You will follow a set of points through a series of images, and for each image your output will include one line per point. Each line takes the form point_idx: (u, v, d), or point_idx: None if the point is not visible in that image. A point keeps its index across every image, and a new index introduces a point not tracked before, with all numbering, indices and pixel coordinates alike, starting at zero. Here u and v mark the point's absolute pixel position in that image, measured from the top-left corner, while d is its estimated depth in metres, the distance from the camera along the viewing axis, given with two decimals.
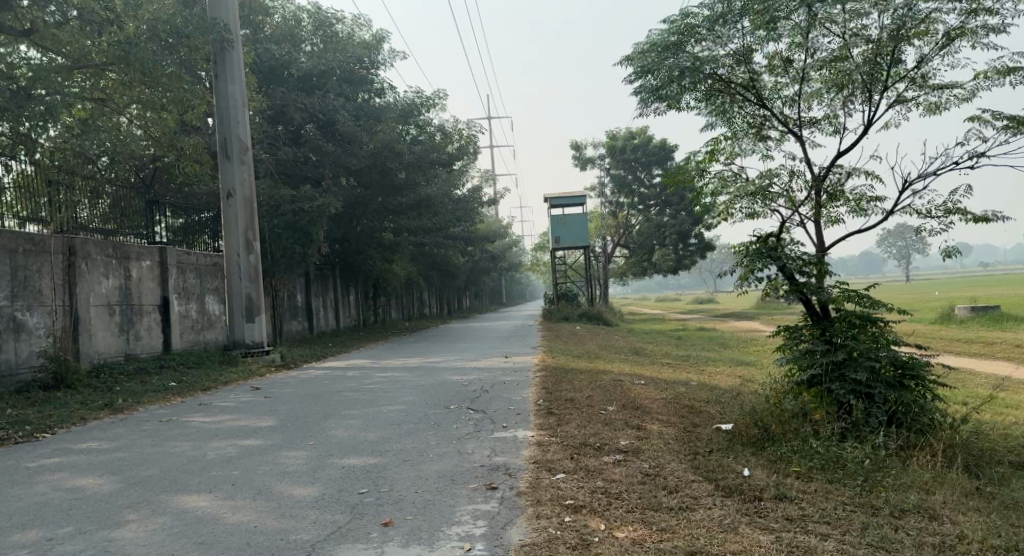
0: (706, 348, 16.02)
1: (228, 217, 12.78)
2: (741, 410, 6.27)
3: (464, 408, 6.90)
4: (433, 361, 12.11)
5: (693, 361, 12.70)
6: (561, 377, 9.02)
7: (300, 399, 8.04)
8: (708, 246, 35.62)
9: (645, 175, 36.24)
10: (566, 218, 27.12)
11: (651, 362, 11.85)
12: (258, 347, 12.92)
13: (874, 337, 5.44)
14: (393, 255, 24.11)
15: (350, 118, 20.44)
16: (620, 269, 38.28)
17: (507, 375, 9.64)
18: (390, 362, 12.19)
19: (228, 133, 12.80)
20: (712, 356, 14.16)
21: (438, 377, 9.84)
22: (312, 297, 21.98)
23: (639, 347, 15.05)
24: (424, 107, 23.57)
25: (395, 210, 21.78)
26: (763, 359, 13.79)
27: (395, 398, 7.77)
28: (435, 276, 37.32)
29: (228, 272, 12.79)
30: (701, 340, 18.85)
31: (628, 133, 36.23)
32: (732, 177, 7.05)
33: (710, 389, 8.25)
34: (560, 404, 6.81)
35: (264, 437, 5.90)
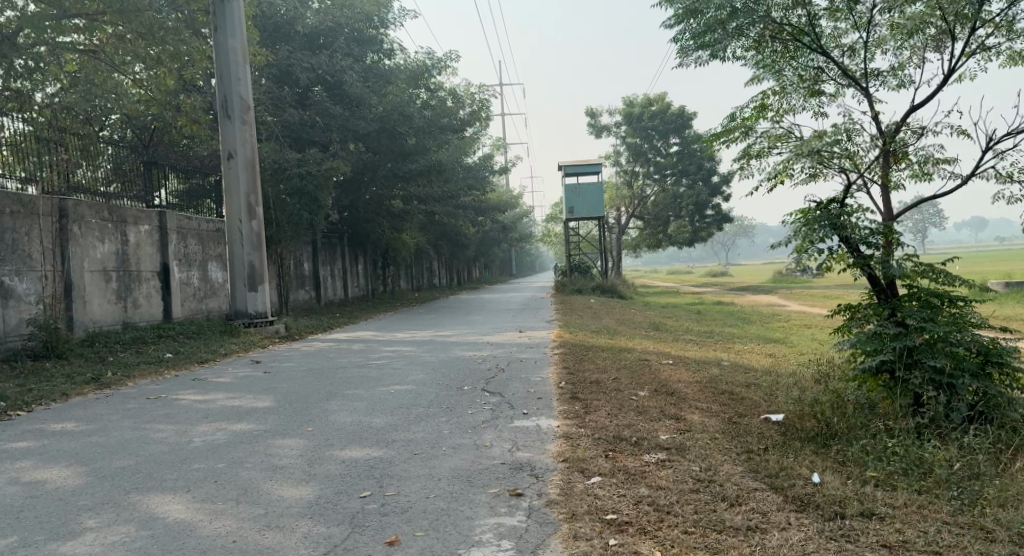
0: (729, 324, 15.33)
1: (229, 180, 12.10)
2: (790, 398, 5.60)
3: (479, 390, 6.26)
4: (443, 335, 11.48)
5: (718, 338, 12.03)
6: (581, 355, 8.38)
7: (301, 376, 7.44)
8: (725, 218, 34.73)
9: (662, 144, 35.20)
10: (581, 187, 26.32)
11: (675, 339, 11.18)
12: (261, 317, 12.34)
13: (953, 318, 4.72)
14: (403, 224, 23.45)
15: (358, 80, 19.64)
16: (634, 241, 37.46)
17: (523, 351, 9.01)
18: (398, 336, 11.58)
19: (229, 90, 12.06)
20: (735, 332, 13.48)
21: (450, 353, 9.22)
22: (320, 266, 21.37)
23: (659, 323, 14.38)
24: (435, 69, 22.75)
25: (405, 177, 21.06)
26: (790, 335, 13.11)
27: (403, 377, 7.13)
28: (445, 246, 36.63)
29: (229, 238, 12.17)
30: (722, 315, 18.15)
31: (645, 100, 35.10)
32: (783, 137, 6.34)
33: (745, 371, 7.58)
34: (585, 388, 6.16)
35: (258, 421, 5.28)
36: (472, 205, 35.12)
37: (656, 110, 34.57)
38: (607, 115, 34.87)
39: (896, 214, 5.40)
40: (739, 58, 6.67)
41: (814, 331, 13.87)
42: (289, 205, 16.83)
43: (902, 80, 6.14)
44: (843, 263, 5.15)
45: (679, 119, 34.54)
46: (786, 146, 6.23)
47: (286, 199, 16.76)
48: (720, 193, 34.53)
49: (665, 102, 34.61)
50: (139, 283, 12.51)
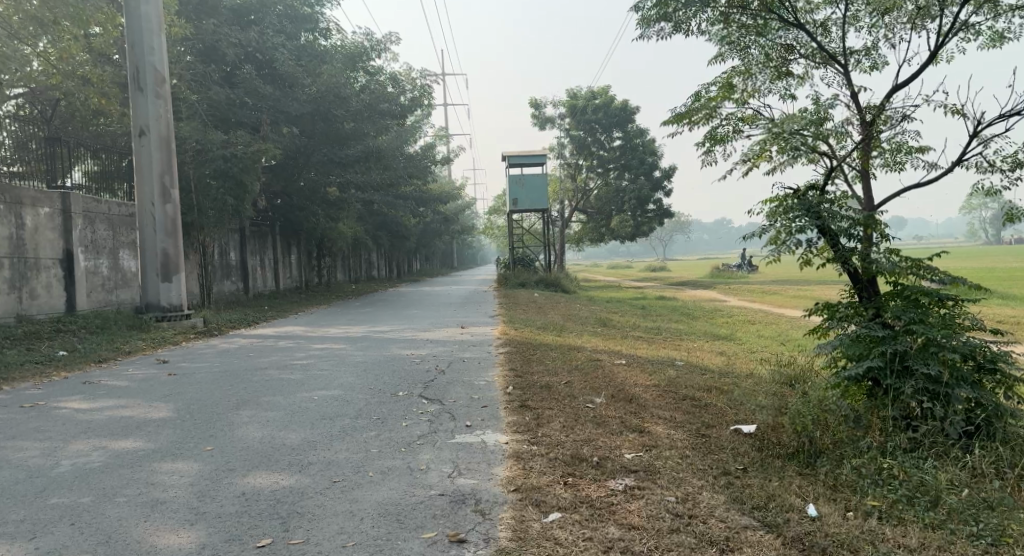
0: (675, 320, 14.99)
1: (141, 159, 11.03)
2: (760, 406, 5.07)
3: (415, 396, 5.54)
4: (379, 331, 10.67)
5: (667, 335, 11.60)
6: (528, 355, 7.73)
7: (213, 379, 6.56)
8: (668, 213, 34.71)
9: (605, 138, 34.88)
10: (525, 178, 25.70)
11: (624, 337, 10.68)
12: (176, 311, 11.27)
13: (945, 320, 4.20)
14: (338, 213, 22.39)
15: (291, 58, 18.50)
16: (577, 235, 37.13)
17: (466, 350, 8.32)
18: (328, 331, 10.72)
19: (141, 61, 10.92)
20: (683, 328, 13.09)
21: (384, 351, 8.43)
22: (248, 255, 20.17)
23: (607, 319, 13.88)
24: (374, 51, 21.78)
25: (341, 163, 20.01)
26: (740, 332, 12.79)
27: (330, 380, 6.34)
28: (384, 237, 35.55)
29: (140, 223, 11.08)
30: (666, 311, 17.83)
31: (589, 92, 34.70)
32: (751, 120, 5.78)
33: (703, 372, 7.05)
34: (535, 394, 5.50)
35: (149, 436, 4.44)
36: (412, 195, 34.13)
37: (600, 103, 34.23)
38: (551, 106, 34.33)
39: (877, 204, 4.86)
40: (703, 33, 6.13)
41: (760, 328, 13.62)
42: (213, 189, 15.65)
43: (876, 60, 5.65)
44: (822, 258, 4.57)
45: (623, 113, 34.27)
46: (754, 129, 5.67)
47: (210, 182, 15.58)
48: (662, 188, 34.50)
49: (608, 95, 34.29)
50: (37, 272, 11.27)
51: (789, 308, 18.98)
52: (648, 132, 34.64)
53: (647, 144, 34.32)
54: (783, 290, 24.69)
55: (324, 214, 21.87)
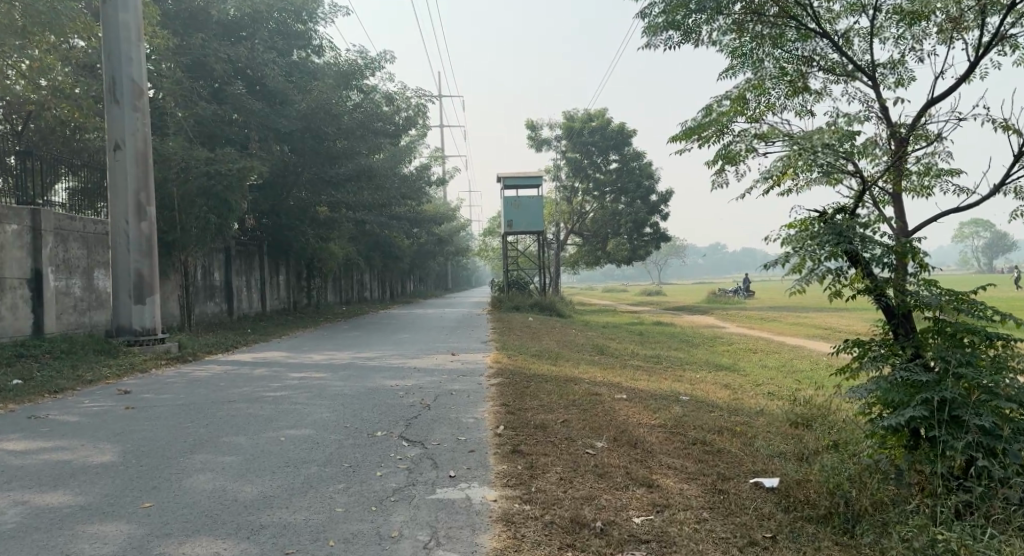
0: (675, 347, 14.42)
1: (116, 175, 10.50)
2: (779, 455, 4.51)
3: (394, 437, 4.98)
4: (364, 358, 10.09)
5: (668, 365, 11.05)
6: (520, 388, 7.17)
7: (174, 414, 5.98)
8: (664, 237, 34.28)
9: (601, 160, 34.52)
10: (520, 200, 25.27)
11: (622, 366, 10.12)
12: (149, 335, 10.70)
13: (997, 364, 3.68)
14: (328, 233, 21.86)
15: (281, 75, 18.07)
16: (572, 257, 36.66)
17: (454, 381, 7.76)
18: (310, 358, 10.15)
19: (117, 71, 10.46)
20: (684, 357, 12.53)
21: (366, 381, 7.86)
22: (233, 276, 19.60)
23: (605, 345, 13.32)
24: (367, 70, 21.39)
25: (331, 182, 19.54)
26: (742, 362, 12.23)
27: (302, 417, 5.76)
28: (377, 258, 35.01)
29: (114, 242, 10.54)
30: (664, 337, 17.29)
31: (585, 115, 34.38)
32: (765, 136, 5.25)
33: (709, 409, 6.49)
34: (527, 437, 4.92)
35: (82, 488, 3.89)
36: (406, 216, 33.66)
37: (597, 126, 33.91)
38: (547, 128, 34.03)
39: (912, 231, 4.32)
40: (712, 44, 5.67)
41: (763, 358, 13.06)
42: (196, 208, 15.13)
43: (902, 75, 5.17)
44: (854, 288, 4.02)
45: (620, 136, 33.95)
46: (771, 147, 5.14)
47: (194, 200, 15.07)
48: (659, 211, 34.11)
49: (605, 118, 33.99)
50: (4, 293, 10.71)
51: (791, 335, 18.43)
52: (644, 155, 34.32)
53: (643, 167, 33.96)
54: (782, 317, 24.16)
55: (313, 234, 21.34)
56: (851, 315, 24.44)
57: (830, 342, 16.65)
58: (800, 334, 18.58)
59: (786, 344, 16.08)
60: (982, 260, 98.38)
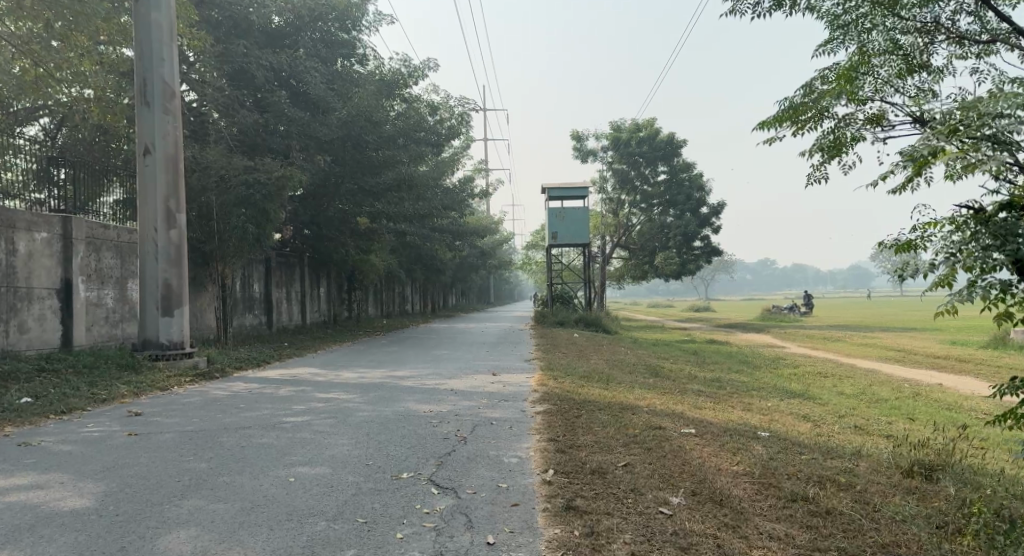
0: (734, 369, 13.31)
1: (144, 181, 9.97)
2: (910, 531, 3.59)
3: (423, 482, 4.15)
4: (398, 378, 9.29)
5: (731, 390, 10.01)
6: (572, 418, 6.28)
7: (178, 444, 5.22)
8: (715, 251, 33.00)
9: (649, 172, 33.43)
10: (565, 212, 24.42)
11: (681, 392, 9.14)
12: (176, 349, 10.10)
13: None
14: (369, 245, 21.31)
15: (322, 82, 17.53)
16: (617, 272, 35.63)
17: (497, 408, 6.89)
18: (342, 377, 9.41)
19: (148, 73, 9.96)
20: (746, 381, 11.43)
21: (398, 406, 7.02)
22: (273, 288, 19.18)
23: (658, 366, 12.31)
24: (410, 78, 20.86)
25: (371, 192, 18.95)
26: (812, 388, 11.09)
27: (319, 451, 4.94)
28: (419, 270, 34.51)
29: (140, 250, 9.99)
30: (720, 357, 16.14)
31: (633, 124, 33.36)
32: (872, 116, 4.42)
33: (796, 451, 5.53)
34: (586, 486, 4.05)
35: (36, 550, 3.13)
36: (449, 228, 33.05)
37: (645, 136, 32.86)
38: (593, 138, 33.16)
39: None
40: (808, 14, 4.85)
41: (834, 383, 11.88)
42: (233, 217, 14.64)
43: None
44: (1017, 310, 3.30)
45: (669, 146, 32.84)
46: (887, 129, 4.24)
47: (231, 209, 14.59)
48: (709, 224, 32.87)
49: (654, 128, 32.93)
50: (29, 304, 10.23)
51: (857, 356, 17.13)
52: (694, 167, 33.14)
53: (693, 179, 32.78)
54: (844, 337, 22.73)
55: (354, 245, 20.79)
56: (918, 335, 22.92)
57: (903, 365, 15.35)
58: (868, 356, 17.22)
59: (854, 366, 14.87)
60: None
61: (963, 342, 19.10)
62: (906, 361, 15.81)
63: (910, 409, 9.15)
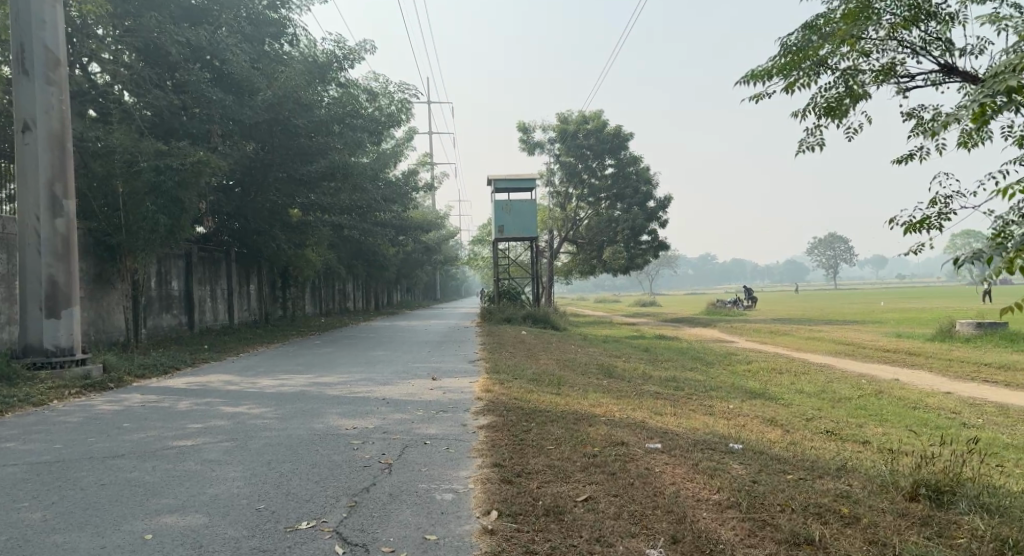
0: (689, 366, 12.68)
1: (24, 163, 8.64)
2: None
3: (325, 537, 3.20)
4: (322, 385, 8.26)
5: (689, 392, 9.31)
6: (520, 434, 5.38)
7: (17, 483, 4.11)
8: (662, 245, 32.64)
9: (596, 165, 32.81)
10: (512, 204, 23.53)
11: (639, 396, 8.38)
12: (67, 355, 8.82)
13: None
14: (302, 238, 20.04)
15: (246, 62, 16.23)
16: (565, 267, 34.96)
17: (431, 421, 5.95)
18: (258, 385, 8.32)
19: (28, 38, 8.63)
20: (704, 381, 10.76)
21: (313, 421, 6.02)
22: (195, 285, 18.08)
23: (610, 365, 11.57)
24: (346, 62, 19.91)
25: (303, 182, 17.72)
26: (773, 387, 10.50)
27: (197, 490, 3.90)
28: (360, 266, 33.19)
29: (22, 243, 8.67)
30: (673, 354, 15.49)
31: (580, 116, 32.67)
32: (867, 81, 4.41)
33: (778, 468, 4.77)
34: (541, 537, 3.20)
35: None
36: (391, 223, 31.81)
37: (592, 128, 32.21)
38: (540, 130, 32.35)
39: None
40: None
41: (792, 380, 11.32)
42: (144, 206, 13.31)
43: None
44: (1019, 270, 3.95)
45: (616, 139, 32.30)
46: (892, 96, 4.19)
47: (141, 198, 13.28)
48: (656, 218, 32.48)
49: (601, 120, 32.32)
50: None
51: (810, 351, 16.76)
52: (641, 160, 32.73)
53: (640, 172, 32.34)
54: (792, 330, 22.46)
55: (285, 239, 19.53)
56: (865, 327, 22.87)
57: (857, 359, 14.99)
58: (820, 350, 16.85)
59: (809, 361, 14.42)
60: None
61: (912, 335, 18.91)
62: (860, 355, 15.45)
63: (878, 408, 8.62)
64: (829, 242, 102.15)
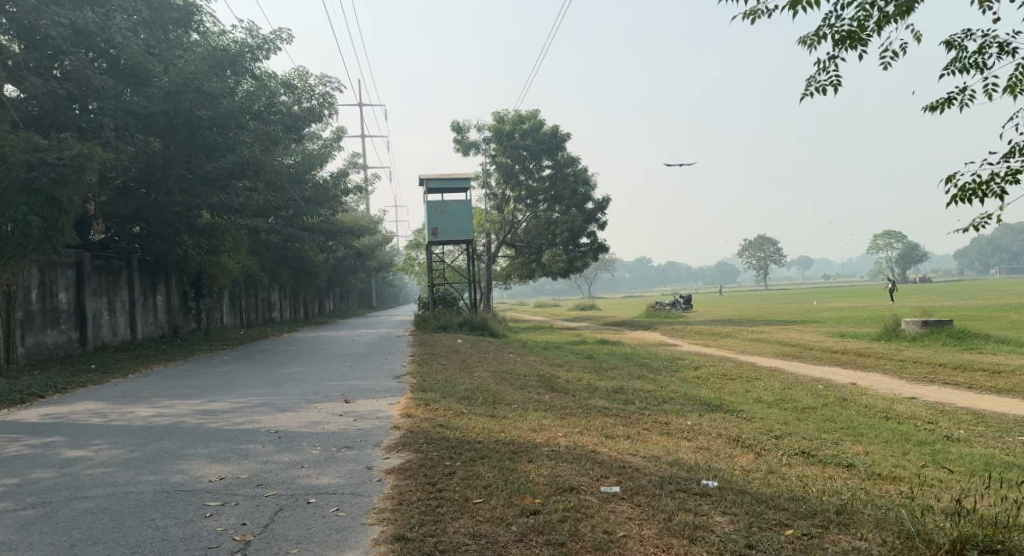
0: (637, 375, 11.68)
1: None
2: None
3: None
4: (205, 416, 6.91)
5: (642, 405, 8.28)
6: (438, 480, 4.18)
7: None
8: (601, 248, 31.92)
9: (534, 166, 31.79)
10: (446, 205, 22.23)
11: (585, 415, 7.29)
12: None
13: None
14: (213, 243, 18.37)
15: (141, 46, 14.65)
16: (504, 271, 33.91)
17: (324, 464, 4.71)
18: (127, 418, 6.92)
19: None
20: (655, 391, 9.78)
21: (168, 468, 4.70)
22: (88, 297, 16.34)
23: (551, 376, 10.46)
24: (259, 51, 18.51)
25: (209, 180, 16.11)
26: (728, 396, 9.59)
27: None
28: (285, 274, 31.37)
29: None
30: (618, 360, 14.51)
31: (516, 116, 31.60)
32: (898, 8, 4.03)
33: (777, 522, 3.67)
34: None
35: None
36: (318, 227, 30.08)
37: (528, 128, 31.16)
38: (475, 130, 31.14)
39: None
40: None
41: (747, 388, 10.45)
42: (15, 206, 11.80)
43: None
44: None
45: (553, 139, 31.37)
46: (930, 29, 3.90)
47: (12, 196, 11.80)
48: (595, 219, 31.73)
49: (537, 120, 31.34)
50: None
51: (758, 354, 16.06)
52: (579, 161, 31.94)
53: (578, 174, 31.53)
54: (735, 332, 21.86)
55: (192, 243, 17.80)
56: (806, 328, 22.47)
57: (808, 361, 14.32)
58: (767, 352, 16.15)
59: (761, 366, 13.65)
60: (893, 271, 101.92)
61: (859, 334, 18.42)
62: (810, 358, 14.80)
63: (847, 419, 7.76)
64: (760, 244, 104.18)
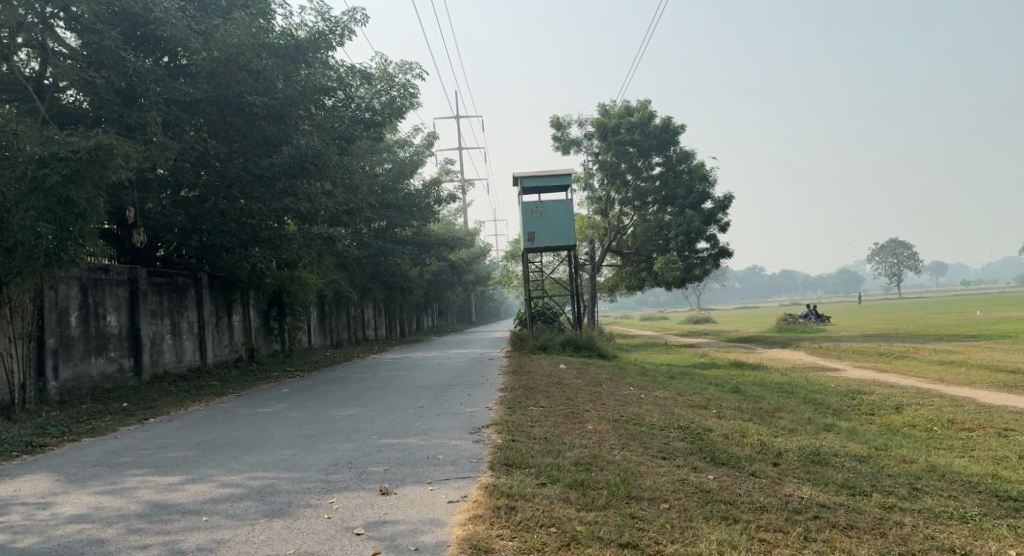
0: (819, 423, 8.14)
1: None
2: None
3: None
4: (147, 527, 4.08)
5: (885, 498, 4.83)
6: None
7: None
8: (723, 253, 28.01)
9: (644, 163, 28.30)
10: (545, 206, 19.23)
11: (807, 537, 3.94)
12: None
13: None
14: (282, 254, 16.15)
15: (190, 25, 12.50)
16: (612, 281, 30.57)
17: None
18: (29, 525, 4.21)
19: None
20: (871, 460, 6.25)
21: None
22: (145, 319, 14.39)
23: (700, 431, 7.10)
24: (332, 34, 16.16)
25: (269, 179, 13.83)
26: (1002, 472, 5.91)
27: None
28: (377, 289, 29.35)
29: None
30: (774, 394, 10.93)
31: (624, 108, 28.25)
32: None
33: None
34: None
35: None
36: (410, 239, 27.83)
37: (637, 121, 27.73)
38: (576, 126, 28.04)
39: None
40: None
41: (1013, 452, 6.71)
42: (23, 211, 9.63)
43: None
44: None
45: (664, 134, 27.80)
46: None
47: (21, 199, 9.69)
48: (715, 221, 27.87)
49: (646, 112, 27.83)
50: None
51: (965, 384, 11.95)
52: (694, 156, 28.17)
53: (694, 171, 27.80)
54: (906, 351, 17.55)
55: (259, 256, 15.63)
56: (999, 345, 17.83)
57: None
58: (976, 381, 12.05)
59: (989, 406, 9.65)
60: None
61: None
62: None
63: None
64: (891, 248, 95.29)
